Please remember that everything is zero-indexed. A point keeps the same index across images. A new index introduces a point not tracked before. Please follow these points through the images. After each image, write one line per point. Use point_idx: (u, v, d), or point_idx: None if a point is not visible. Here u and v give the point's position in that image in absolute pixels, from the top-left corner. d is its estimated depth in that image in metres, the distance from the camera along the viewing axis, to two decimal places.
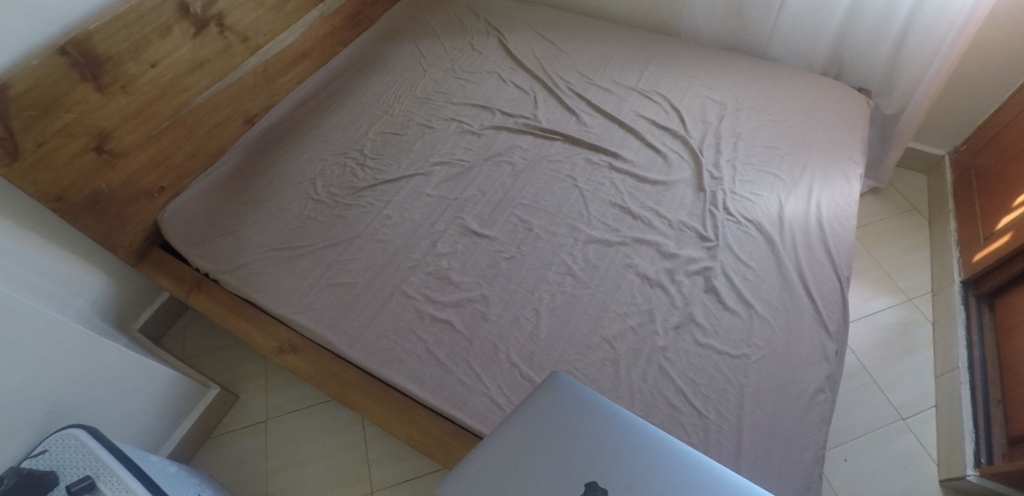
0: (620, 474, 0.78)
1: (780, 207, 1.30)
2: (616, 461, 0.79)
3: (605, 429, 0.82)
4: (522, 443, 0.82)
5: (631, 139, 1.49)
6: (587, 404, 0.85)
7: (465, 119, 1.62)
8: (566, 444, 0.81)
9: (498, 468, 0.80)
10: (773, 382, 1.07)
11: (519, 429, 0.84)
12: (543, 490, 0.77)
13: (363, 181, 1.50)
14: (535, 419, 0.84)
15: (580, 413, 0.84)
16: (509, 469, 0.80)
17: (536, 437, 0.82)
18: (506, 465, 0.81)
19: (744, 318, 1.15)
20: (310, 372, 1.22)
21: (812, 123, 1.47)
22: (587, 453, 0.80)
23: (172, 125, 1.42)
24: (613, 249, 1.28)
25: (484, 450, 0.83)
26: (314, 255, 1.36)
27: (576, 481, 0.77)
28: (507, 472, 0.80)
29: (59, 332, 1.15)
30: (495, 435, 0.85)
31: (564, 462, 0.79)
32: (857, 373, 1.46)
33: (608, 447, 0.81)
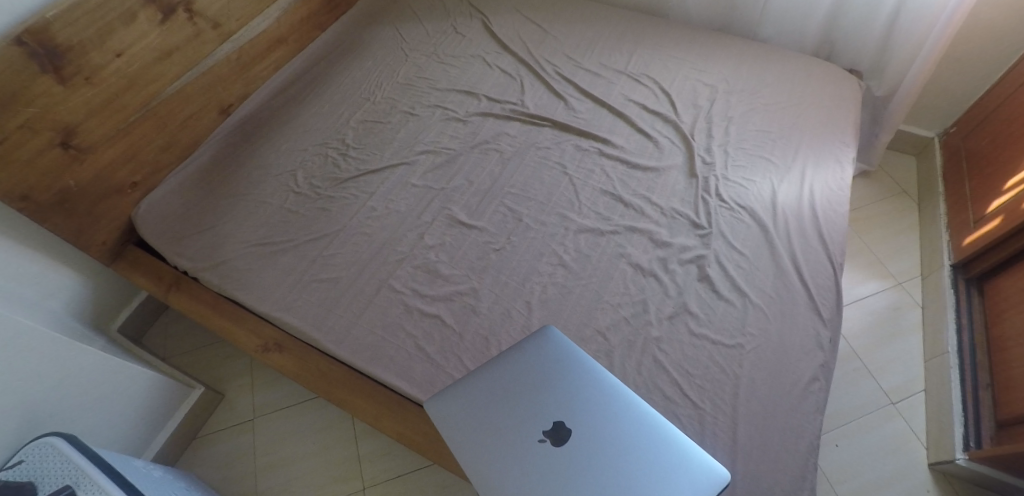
0: (586, 418, 0.92)
1: (772, 193, 1.28)
2: (586, 408, 0.93)
3: (582, 379, 0.96)
4: (506, 384, 0.97)
5: (621, 124, 1.46)
6: (572, 357, 0.99)
7: (450, 105, 1.58)
8: (545, 388, 0.96)
9: (484, 402, 0.95)
10: (768, 372, 1.06)
11: (507, 372, 0.98)
12: (517, 422, 0.92)
13: (346, 171, 1.45)
14: (521, 365, 0.98)
15: (563, 364, 0.98)
16: (492, 405, 0.95)
17: (520, 378, 0.97)
18: (492, 400, 0.95)
19: (738, 306, 1.13)
20: (295, 371, 1.18)
21: (802, 107, 1.45)
22: (562, 400, 0.94)
23: (143, 117, 1.36)
24: (605, 238, 1.25)
25: (476, 385, 0.97)
26: (297, 250, 1.32)
27: (546, 420, 0.92)
28: (490, 404, 0.95)
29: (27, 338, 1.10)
30: (487, 374, 0.99)
31: (539, 403, 0.94)
32: (848, 358, 1.46)
33: (580, 394, 0.95)
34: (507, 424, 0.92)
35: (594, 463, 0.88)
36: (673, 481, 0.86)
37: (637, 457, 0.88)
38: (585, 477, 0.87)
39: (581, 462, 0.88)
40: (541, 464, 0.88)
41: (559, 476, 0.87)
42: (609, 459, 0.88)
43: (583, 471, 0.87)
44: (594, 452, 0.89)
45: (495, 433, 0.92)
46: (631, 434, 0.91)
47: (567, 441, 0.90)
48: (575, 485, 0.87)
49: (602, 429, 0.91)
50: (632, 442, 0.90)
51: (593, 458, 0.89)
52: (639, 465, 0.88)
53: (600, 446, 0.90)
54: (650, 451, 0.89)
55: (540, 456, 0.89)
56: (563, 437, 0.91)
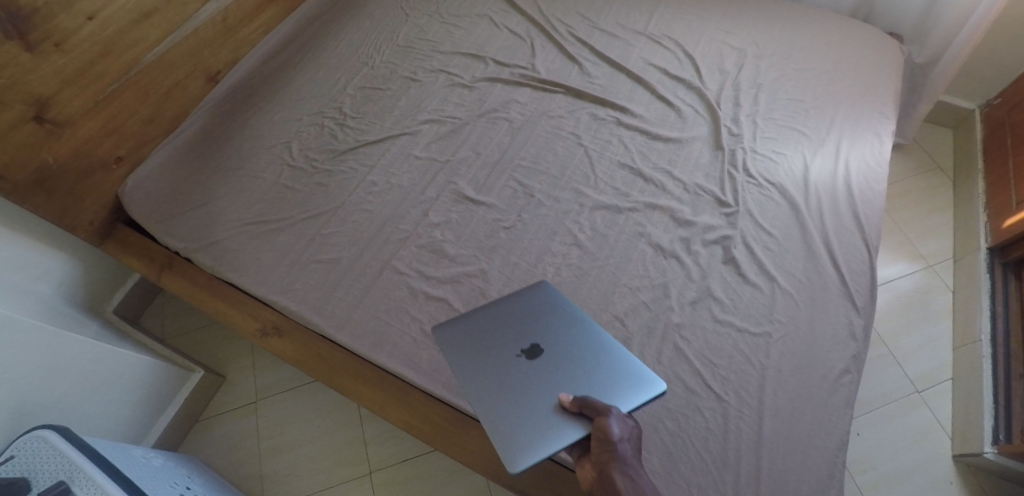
0: (561, 343, 0.98)
1: (805, 168, 1.20)
2: (563, 335, 0.99)
3: (562, 310, 1.02)
4: (494, 307, 1.04)
5: (640, 90, 1.35)
6: (555, 294, 1.05)
7: (454, 70, 1.47)
8: (529, 315, 1.02)
9: (472, 320, 1.03)
10: (797, 363, 0.99)
11: (492, 302, 1.05)
12: (498, 338, 1.00)
13: (344, 143, 1.36)
14: (508, 296, 1.05)
15: (551, 298, 1.05)
16: (478, 323, 1.02)
17: (508, 304, 1.04)
18: (478, 320, 1.03)
19: (766, 292, 1.06)
20: (296, 356, 1.12)
21: (836, 75, 1.35)
22: (542, 326, 1.01)
23: (123, 87, 1.28)
24: (623, 216, 1.17)
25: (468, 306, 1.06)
26: (294, 229, 1.24)
27: (524, 340, 0.99)
28: (476, 322, 1.03)
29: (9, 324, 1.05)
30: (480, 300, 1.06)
31: (520, 327, 1.01)
32: (873, 343, 1.39)
33: (560, 322, 1.01)
34: (488, 343, 1.00)
35: (560, 379, 0.94)
36: (636, 395, 0.92)
37: (606, 375, 0.94)
38: (555, 389, 0.93)
39: (552, 376, 0.95)
40: (515, 377, 0.95)
41: (531, 387, 0.94)
42: (579, 375, 0.95)
43: (554, 383, 0.94)
44: (566, 368, 0.95)
45: (477, 346, 1.00)
46: (603, 356, 0.97)
47: (540, 358, 0.97)
48: (544, 394, 0.93)
49: (573, 353, 0.97)
50: (602, 363, 0.96)
51: (560, 375, 0.95)
52: (606, 381, 0.93)
53: (567, 366, 0.96)
54: (619, 370, 0.95)
55: (515, 370, 0.96)
56: (538, 356, 0.97)
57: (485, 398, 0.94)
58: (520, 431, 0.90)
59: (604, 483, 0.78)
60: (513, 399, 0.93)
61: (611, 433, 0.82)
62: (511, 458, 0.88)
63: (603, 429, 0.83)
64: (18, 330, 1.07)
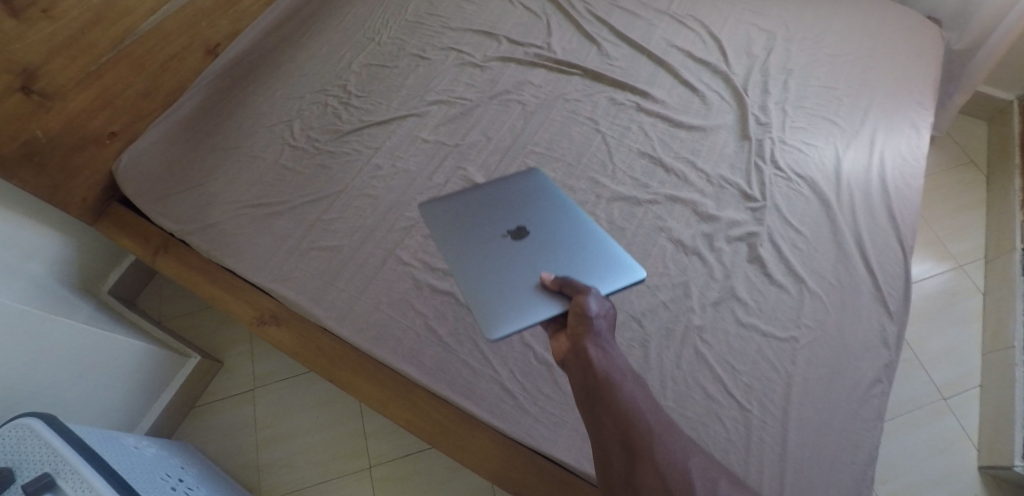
0: (546, 226, 1.02)
1: (837, 161, 1.12)
2: (550, 219, 1.03)
3: (552, 203, 1.06)
4: (486, 195, 1.09)
5: (662, 74, 1.28)
6: (547, 188, 1.09)
7: (465, 48, 1.39)
8: (518, 202, 1.07)
9: (463, 206, 1.08)
10: (824, 371, 0.93)
11: (485, 192, 1.09)
12: (487, 221, 1.04)
13: (349, 123, 1.29)
14: (500, 185, 1.10)
15: (540, 188, 1.09)
16: (468, 208, 1.07)
17: (500, 193, 1.09)
18: (469, 205, 1.08)
19: (793, 294, 0.99)
20: (294, 347, 1.07)
21: (872, 61, 1.26)
22: (531, 215, 1.04)
23: (115, 57, 1.21)
24: (642, 208, 1.10)
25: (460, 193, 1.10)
26: (294, 213, 1.18)
27: (512, 222, 1.03)
28: (467, 208, 1.07)
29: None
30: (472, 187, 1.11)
31: (509, 212, 1.05)
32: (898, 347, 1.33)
33: (549, 211, 1.05)
34: (478, 225, 1.04)
35: (543, 255, 0.98)
36: (614, 279, 0.95)
37: (588, 258, 0.97)
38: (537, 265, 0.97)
39: (535, 254, 0.99)
40: (499, 253, 0.99)
41: (513, 263, 0.98)
42: (562, 256, 0.98)
43: (536, 260, 0.98)
44: (549, 248, 0.99)
45: (466, 228, 1.04)
46: (586, 241, 1.00)
47: (525, 238, 1.01)
48: (526, 270, 0.96)
49: (557, 236, 1.01)
50: (584, 247, 0.99)
51: (543, 252, 0.98)
52: (587, 263, 0.97)
53: (551, 246, 0.99)
54: (601, 255, 0.98)
55: (500, 247, 1.00)
56: (524, 236, 1.01)
57: (471, 272, 0.98)
58: (499, 299, 0.94)
59: (577, 352, 0.77)
60: (496, 272, 0.97)
61: (589, 309, 0.81)
62: (488, 323, 0.92)
63: (581, 306, 0.82)
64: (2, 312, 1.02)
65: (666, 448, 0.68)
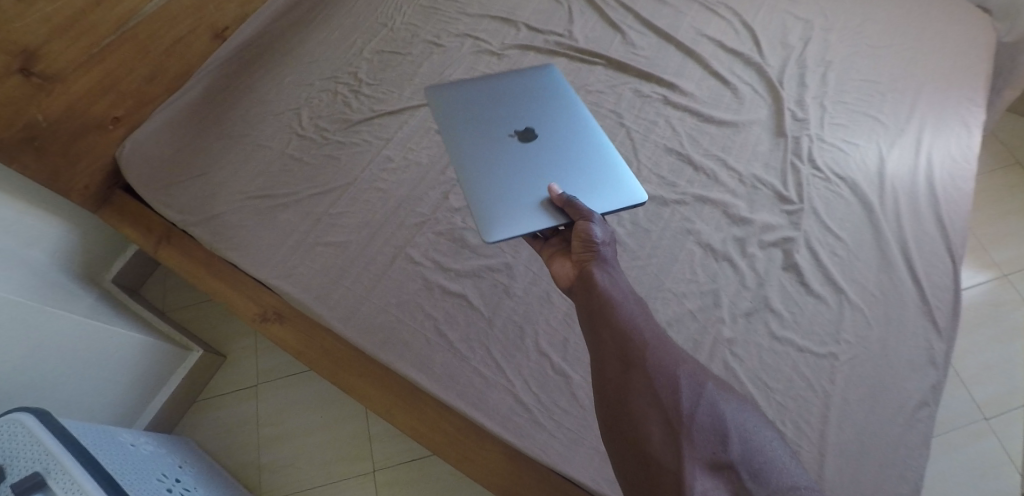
0: (552, 132, 1.04)
1: (880, 161, 1.04)
2: (557, 125, 1.04)
3: (562, 112, 1.07)
4: (496, 94, 1.09)
5: (691, 65, 1.20)
6: (558, 93, 1.10)
7: (482, 35, 1.32)
8: (528, 106, 1.08)
9: (472, 102, 1.09)
10: (864, 391, 0.86)
11: (495, 92, 1.10)
12: (495, 120, 1.05)
13: (358, 112, 1.23)
14: (512, 83, 1.11)
15: (550, 94, 1.10)
16: (478, 106, 1.08)
17: (510, 93, 1.10)
18: (479, 103, 1.08)
19: (832, 306, 0.92)
20: (297, 347, 1.02)
21: (919, 54, 1.17)
22: (539, 121, 1.05)
23: (119, 39, 1.16)
24: (668, 209, 1.03)
25: (470, 90, 1.11)
26: (299, 206, 1.12)
27: (520, 124, 1.04)
28: (477, 106, 1.08)
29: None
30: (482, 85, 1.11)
31: (518, 114, 1.06)
32: None
33: (557, 120, 1.06)
34: (485, 122, 1.05)
35: (546, 159, 1.00)
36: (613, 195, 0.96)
37: (588, 169, 0.98)
38: (536, 168, 0.98)
39: (536, 157, 1.00)
40: (506, 151, 1.01)
41: (514, 161, 0.99)
42: (565, 162, 0.99)
43: (540, 162, 0.99)
44: (554, 153, 1.00)
45: (475, 124, 1.05)
46: (590, 152, 1.01)
47: (531, 140, 1.02)
48: (526, 171, 0.98)
49: (563, 143, 1.02)
50: (588, 157, 1.00)
51: (547, 156, 1.00)
52: (588, 172, 0.98)
53: (555, 152, 1.01)
54: (602, 169, 0.99)
55: (504, 146, 1.01)
56: (529, 140, 1.02)
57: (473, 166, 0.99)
58: (501, 193, 0.95)
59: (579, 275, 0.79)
60: (500, 168, 0.99)
61: (594, 235, 0.81)
62: (481, 210, 0.94)
63: (586, 232, 0.81)
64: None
65: (661, 361, 0.70)
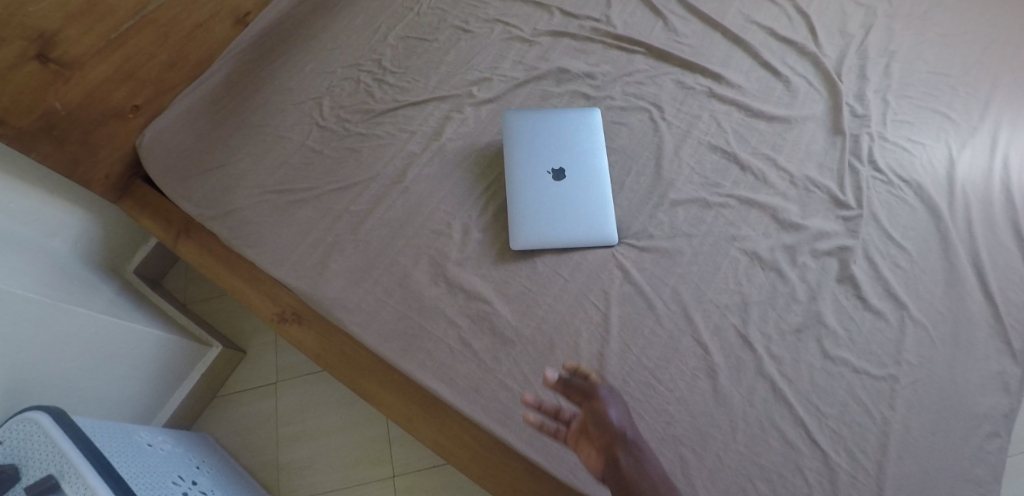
0: (579, 173, 1.00)
1: (950, 162, 0.94)
2: (585, 167, 1.00)
3: (599, 143, 1.02)
4: (541, 125, 1.04)
5: (738, 54, 1.10)
6: (595, 133, 1.03)
7: (513, 20, 1.24)
8: (566, 143, 1.02)
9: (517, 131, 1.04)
10: (928, 419, 0.78)
11: (532, 120, 1.05)
12: (532, 151, 1.02)
13: (382, 102, 1.18)
14: (558, 115, 1.05)
15: (588, 132, 1.03)
16: (522, 137, 1.03)
17: (552, 126, 1.04)
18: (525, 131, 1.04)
19: (893, 324, 0.84)
20: (316, 349, 0.98)
21: (995, 44, 1.06)
22: (575, 152, 1.01)
23: (138, 24, 1.12)
24: (711, 212, 0.95)
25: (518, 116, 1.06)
26: (319, 202, 1.08)
27: (555, 161, 1.01)
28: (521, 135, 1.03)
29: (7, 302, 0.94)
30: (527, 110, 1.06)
31: (555, 148, 1.02)
32: None
33: (592, 152, 1.02)
34: (520, 153, 1.02)
35: (564, 200, 0.97)
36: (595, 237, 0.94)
37: (594, 214, 0.96)
38: (572, 212, 0.96)
39: (568, 195, 0.98)
40: (534, 187, 0.99)
41: (549, 203, 0.97)
42: (580, 204, 0.97)
43: (560, 204, 0.97)
44: (576, 197, 0.97)
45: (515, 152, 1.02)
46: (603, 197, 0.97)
47: (560, 179, 0.99)
48: (556, 212, 0.97)
49: (584, 185, 0.99)
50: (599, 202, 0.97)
51: (567, 197, 0.98)
52: (592, 217, 0.95)
53: (575, 194, 0.98)
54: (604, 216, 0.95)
55: (534, 183, 0.99)
56: (564, 178, 1.00)
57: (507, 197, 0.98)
58: (520, 227, 0.96)
59: (615, 471, 0.73)
60: (527, 206, 0.97)
61: (612, 419, 0.76)
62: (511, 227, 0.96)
63: (602, 416, 0.77)
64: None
65: None
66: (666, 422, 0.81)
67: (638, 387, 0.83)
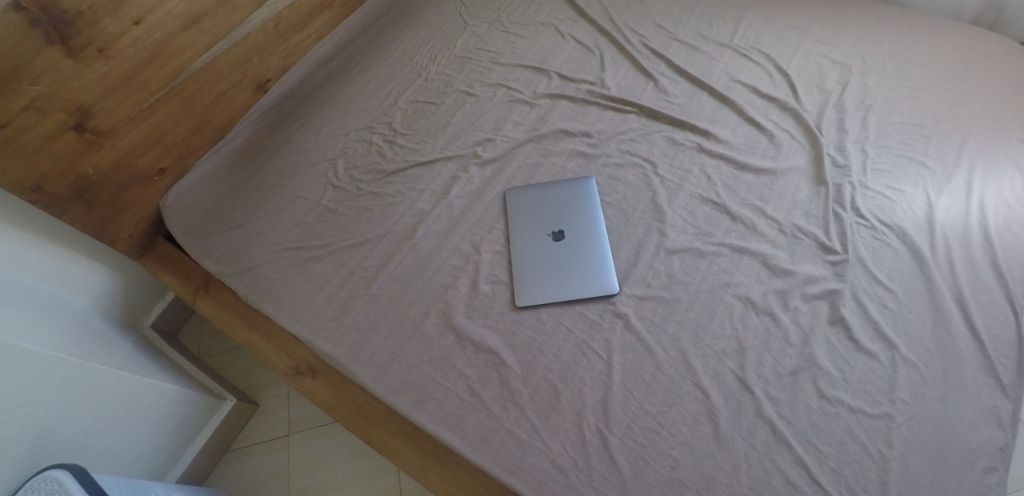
0: (577, 235, 1.07)
1: (928, 207, 1.00)
2: (583, 228, 1.07)
3: (595, 206, 1.10)
4: (540, 196, 1.13)
5: (725, 112, 1.18)
6: (590, 198, 1.11)
7: (514, 84, 1.34)
8: (564, 209, 1.10)
9: (516, 201, 1.14)
10: (925, 456, 0.80)
11: (532, 194, 1.14)
12: (532, 219, 1.10)
13: (392, 163, 1.25)
14: (555, 184, 1.14)
15: (584, 198, 1.11)
16: (522, 207, 1.13)
17: (550, 195, 1.13)
18: (524, 202, 1.13)
19: (884, 364, 0.87)
20: (329, 401, 1.01)
21: (964, 95, 1.13)
22: (573, 215, 1.09)
23: (168, 94, 1.21)
24: (705, 261, 1.00)
25: (517, 190, 1.15)
26: (334, 258, 1.13)
27: (553, 224, 1.09)
28: (521, 205, 1.13)
29: (31, 363, 0.99)
30: (526, 184, 1.16)
31: (553, 213, 1.10)
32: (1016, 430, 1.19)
33: (589, 215, 1.09)
34: (522, 222, 1.11)
35: (564, 260, 1.04)
36: (594, 291, 0.99)
37: (592, 270, 1.02)
38: (572, 270, 1.03)
39: (568, 255, 1.05)
40: (536, 249, 1.07)
41: (551, 264, 1.04)
42: (579, 263, 1.03)
43: (560, 264, 1.04)
44: (575, 256, 1.04)
45: (516, 221, 1.11)
46: (600, 255, 1.03)
47: (559, 241, 1.07)
48: (555, 270, 1.03)
49: (582, 244, 1.05)
50: (597, 260, 1.03)
51: (567, 257, 1.04)
52: (591, 273, 1.01)
53: (574, 253, 1.05)
54: (602, 272, 1.01)
55: (535, 246, 1.07)
56: (564, 239, 1.07)
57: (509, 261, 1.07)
58: (523, 285, 1.03)
59: None
60: (528, 267, 1.05)
61: None
62: (514, 288, 1.03)
63: None
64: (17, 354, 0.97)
65: None
66: (670, 466, 0.84)
67: (642, 432, 0.86)
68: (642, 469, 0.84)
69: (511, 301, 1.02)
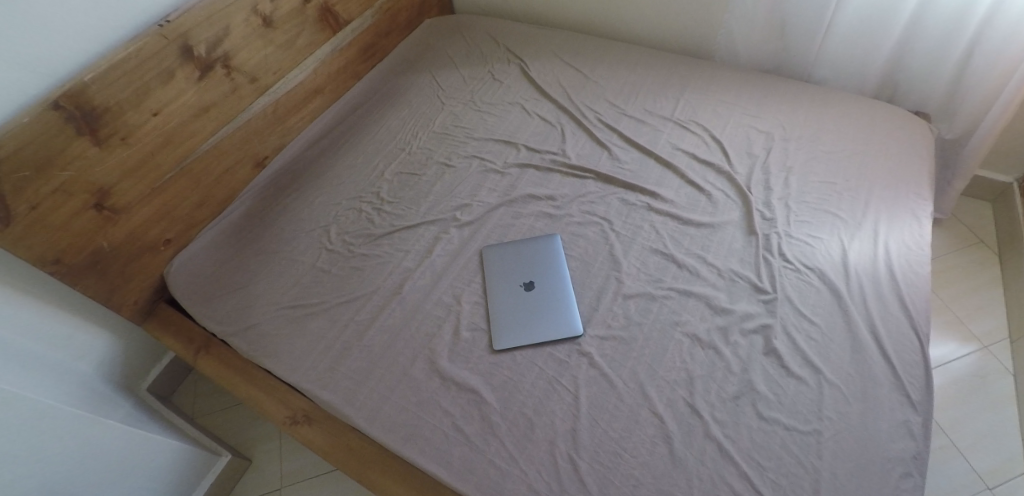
0: (545, 285, 1.22)
1: (842, 252, 1.17)
2: (550, 280, 1.22)
3: (560, 260, 1.25)
4: (512, 253, 1.28)
5: (670, 175, 1.37)
6: (556, 254, 1.26)
7: (487, 156, 1.52)
8: (533, 264, 1.25)
9: (492, 258, 1.28)
10: (850, 465, 0.93)
11: (505, 251, 1.29)
12: (505, 273, 1.25)
13: (380, 227, 1.40)
14: (526, 242, 1.30)
15: (550, 254, 1.27)
16: (496, 263, 1.27)
17: (521, 252, 1.28)
18: (498, 258, 1.28)
19: (812, 386, 1.01)
20: (324, 446, 1.11)
21: (869, 156, 1.34)
22: (541, 269, 1.24)
23: (178, 174, 1.35)
24: (657, 303, 1.15)
25: (492, 247, 1.30)
26: (328, 314, 1.25)
27: (524, 277, 1.23)
28: (495, 262, 1.28)
29: (45, 422, 1.08)
30: (500, 242, 1.31)
31: (524, 267, 1.25)
32: (946, 448, 1.34)
33: (555, 268, 1.24)
34: (496, 276, 1.25)
35: (534, 307, 1.18)
36: (559, 333, 1.13)
37: (557, 315, 1.16)
38: (542, 316, 1.16)
39: (538, 304, 1.19)
40: (510, 299, 1.20)
41: (523, 312, 1.18)
42: (547, 310, 1.17)
43: (532, 311, 1.18)
44: (544, 304, 1.18)
45: (491, 275, 1.25)
46: (564, 302, 1.18)
47: (530, 291, 1.21)
48: (527, 317, 1.17)
49: (550, 293, 1.20)
50: (562, 306, 1.17)
51: (537, 305, 1.19)
52: (556, 318, 1.16)
53: (543, 301, 1.19)
54: (566, 317, 1.15)
55: (509, 296, 1.21)
56: (535, 289, 1.21)
57: (486, 311, 1.20)
58: (499, 331, 1.16)
59: None
60: (503, 315, 1.18)
61: None
62: (492, 333, 1.16)
63: None
64: (34, 410, 1.06)
65: None
66: (633, 485, 0.95)
67: (607, 456, 0.98)
68: (608, 489, 0.95)
69: (489, 346, 1.14)
